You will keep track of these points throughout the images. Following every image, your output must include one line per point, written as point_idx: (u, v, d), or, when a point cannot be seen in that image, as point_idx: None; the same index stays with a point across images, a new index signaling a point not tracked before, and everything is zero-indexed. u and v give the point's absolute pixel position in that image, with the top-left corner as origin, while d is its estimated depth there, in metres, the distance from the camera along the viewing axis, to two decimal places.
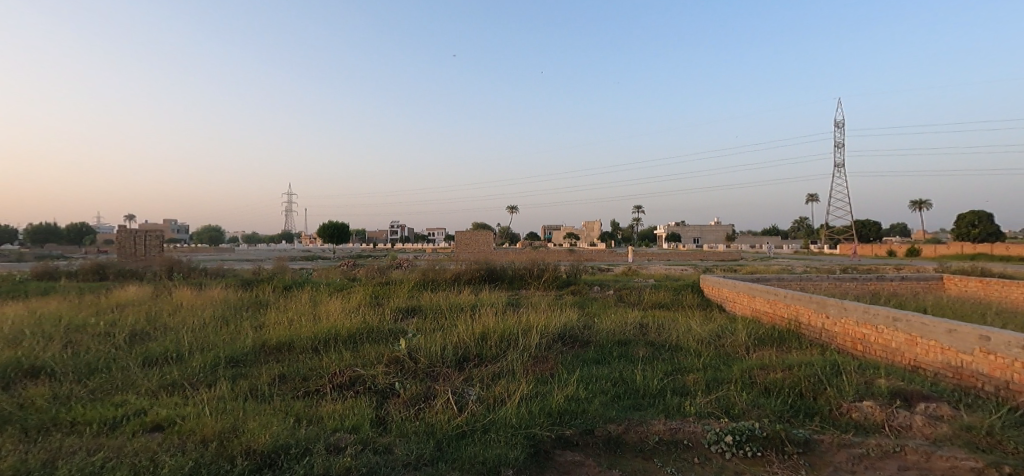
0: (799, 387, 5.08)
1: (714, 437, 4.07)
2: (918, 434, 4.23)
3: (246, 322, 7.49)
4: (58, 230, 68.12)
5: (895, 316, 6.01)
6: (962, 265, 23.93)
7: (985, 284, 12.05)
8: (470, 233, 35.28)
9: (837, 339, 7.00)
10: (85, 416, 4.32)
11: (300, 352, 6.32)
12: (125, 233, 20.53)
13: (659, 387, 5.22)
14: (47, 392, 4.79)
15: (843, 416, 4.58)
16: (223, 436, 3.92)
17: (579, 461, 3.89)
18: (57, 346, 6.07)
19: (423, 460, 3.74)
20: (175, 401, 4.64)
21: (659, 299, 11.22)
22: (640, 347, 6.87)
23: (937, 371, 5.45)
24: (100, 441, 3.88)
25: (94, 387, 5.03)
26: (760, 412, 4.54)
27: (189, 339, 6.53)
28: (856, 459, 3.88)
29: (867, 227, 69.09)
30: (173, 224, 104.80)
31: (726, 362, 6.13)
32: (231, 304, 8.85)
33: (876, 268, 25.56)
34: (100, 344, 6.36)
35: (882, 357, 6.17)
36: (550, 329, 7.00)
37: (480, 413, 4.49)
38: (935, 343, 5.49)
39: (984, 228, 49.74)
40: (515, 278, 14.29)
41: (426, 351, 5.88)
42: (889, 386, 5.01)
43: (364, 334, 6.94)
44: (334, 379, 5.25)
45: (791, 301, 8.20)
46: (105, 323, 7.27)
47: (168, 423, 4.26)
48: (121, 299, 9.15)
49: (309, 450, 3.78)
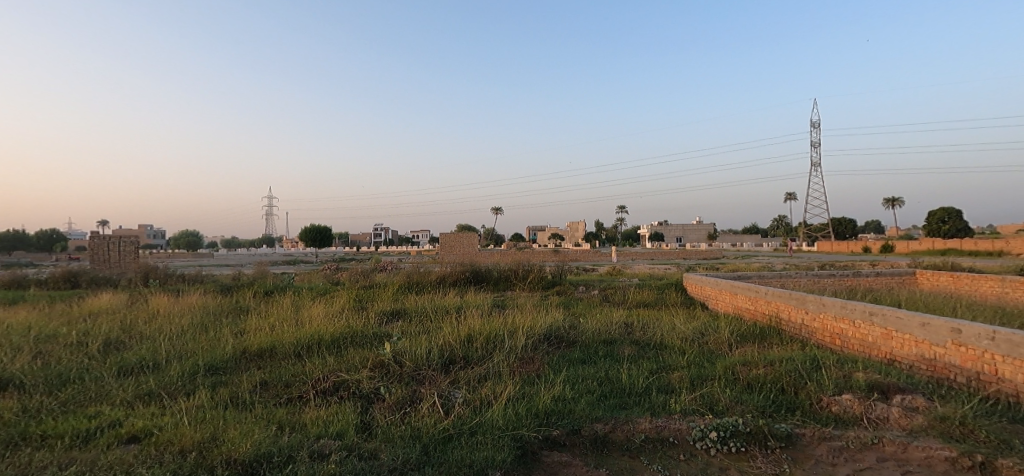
0: (781, 382, 5.17)
1: (699, 434, 4.13)
2: (895, 426, 4.33)
3: (226, 329, 7.36)
4: (27, 238, 66.08)
5: (872, 311, 6.13)
6: (949, 262, 24.77)
7: (956, 278, 12.35)
8: (455, 234, 35.27)
9: (817, 335, 7.14)
10: (56, 429, 4.22)
11: (282, 357, 6.24)
12: (99, 239, 19.99)
13: (644, 386, 5.27)
14: (15, 405, 4.67)
15: (823, 410, 4.67)
16: (202, 445, 3.86)
17: (567, 461, 3.90)
18: (27, 357, 5.92)
19: (410, 465, 3.72)
20: (153, 411, 4.55)
21: (643, 298, 11.32)
22: (625, 345, 6.94)
23: (912, 363, 5.59)
24: (73, 454, 3.80)
25: (66, 398, 4.92)
26: (743, 408, 4.61)
27: (167, 347, 6.42)
28: (836, 452, 3.97)
29: (843, 224, 70.89)
30: (151, 230, 103.22)
31: (710, 359, 6.22)
32: (211, 310, 8.71)
33: (841, 267, 25.90)
34: (70, 354, 6.20)
35: (859, 352, 6.31)
36: (536, 330, 7.03)
37: (467, 415, 4.49)
38: (909, 337, 5.64)
39: (955, 224, 51.55)
40: (501, 280, 14.27)
41: (410, 354, 5.86)
42: (867, 379, 5.11)
43: (348, 339, 6.86)
44: (317, 386, 5.20)
45: (771, 297, 8.34)
46: (76, 333, 7.09)
47: (145, 434, 4.18)
48: (96, 308, 8.92)
49: (292, 458, 3.75)
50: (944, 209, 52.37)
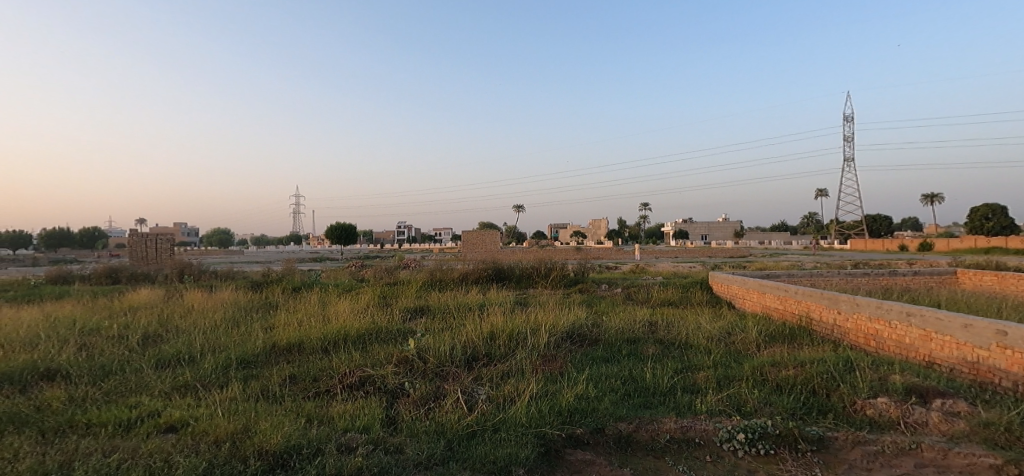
0: (812, 384, 5.02)
1: (726, 435, 4.04)
2: (934, 431, 4.17)
3: (256, 324, 7.52)
4: (68, 235, 68.84)
5: (909, 311, 5.92)
6: (993, 260, 23.72)
7: (1001, 277, 11.84)
8: (478, 232, 35.39)
9: (850, 336, 6.92)
10: (99, 418, 4.36)
11: (309, 352, 6.34)
12: (137, 236, 20.71)
13: (669, 385, 5.19)
14: (63, 394, 4.85)
15: (857, 413, 4.52)
16: (235, 436, 3.94)
17: (591, 460, 3.86)
18: (72, 349, 6.14)
19: (434, 460, 3.74)
20: (189, 403, 4.67)
21: (668, 297, 11.17)
22: (649, 345, 6.83)
23: (952, 366, 5.38)
24: (115, 443, 3.91)
25: (109, 388, 5.09)
26: (772, 409, 4.50)
27: (201, 341, 6.58)
28: (871, 457, 3.85)
29: (878, 221, 68.68)
30: (183, 227, 106.27)
31: (737, 359, 6.08)
32: (242, 306, 8.90)
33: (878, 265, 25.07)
34: (113, 347, 6.41)
35: (896, 353, 6.09)
36: (558, 328, 6.98)
37: (491, 412, 4.49)
38: (950, 338, 5.42)
39: (1000, 221, 49.36)
40: (523, 277, 14.26)
41: (434, 351, 5.88)
42: (904, 383, 4.94)
43: (372, 335, 6.93)
44: (344, 380, 5.27)
45: (802, 297, 8.12)
46: (118, 326, 7.33)
47: (182, 424, 4.29)
48: (135, 302, 9.22)
49: (321, 451, 3.80)
50: (988, 205, 50.25)
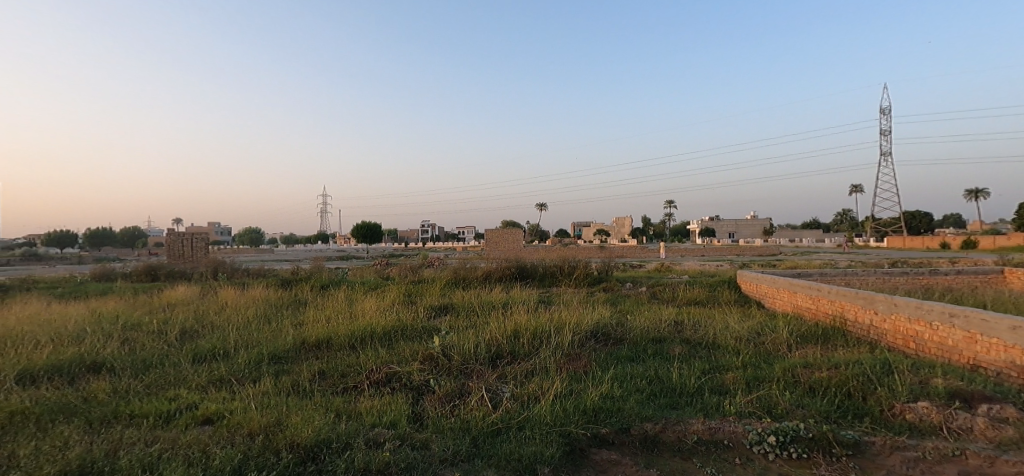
0: (847, 386, 4.85)
1: (757, 437, 3.93)
2: (980, 437, 3.98)
3: (286, 321, 7.65)
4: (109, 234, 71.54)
5: (952, 312, 5.67)
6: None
7: None
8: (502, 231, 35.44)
9: (887, 337, 6.67)
10: (142, 409, 4.49)
11: (337, 348, 6.43)
12: (174, 235, 21.36)
13: (697, 386, 5.09)
14: (107, 386, 5.01)
15: (896, 417, 4.35)
16: (268, 429, 4.01)
17: (617, 460, 3.81)
18: (115, 343, 6.36)
19: (460, 457, 3.73)
20: (223, 396, 4.77)
21: (694, 296, 10.98)
22: (675, 344, 6.71)
23: (999, 370, 5.13)
24: (156, 433, 4.02)
25: (149, 381, 5.24)
26: (806, 412, 4.36)
27: (235, 336, 6.73)
28: (911, 463, 3.69)
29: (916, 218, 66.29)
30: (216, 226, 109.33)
31: (768, 360, 5.93)
32: (272, 303, 9.08)
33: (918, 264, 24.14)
34: (153, 341, 6.61)
35: (938, 356, 5.85)
36: (582, 326, 6.92)
37: (515, 410, 4.46)
38: (997, 341, 5.18)
39: None
40: (547, 276, 14.21)
41: (458, 349, 5.89)
42: (947, 387, 4.73)
43: (398, 333, 6.98)
44: (371, 376, 5.31)
45: (836, 297, 7.87)
46: (157, 321, 7.56)
47: (217, 417, 4.39)
48: (173, 299, 9.50)
49: (349, 445, 3.83)
50: None
